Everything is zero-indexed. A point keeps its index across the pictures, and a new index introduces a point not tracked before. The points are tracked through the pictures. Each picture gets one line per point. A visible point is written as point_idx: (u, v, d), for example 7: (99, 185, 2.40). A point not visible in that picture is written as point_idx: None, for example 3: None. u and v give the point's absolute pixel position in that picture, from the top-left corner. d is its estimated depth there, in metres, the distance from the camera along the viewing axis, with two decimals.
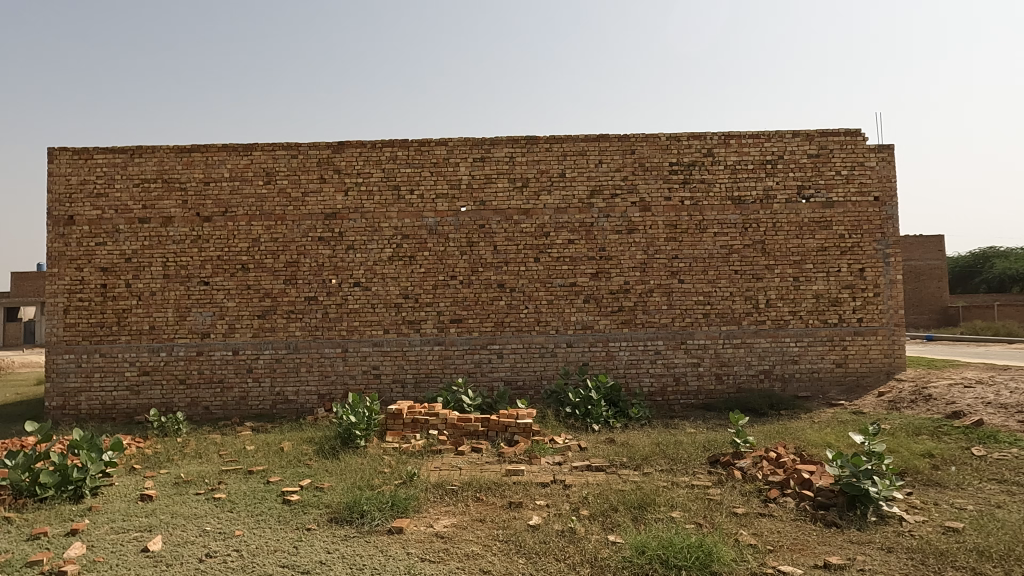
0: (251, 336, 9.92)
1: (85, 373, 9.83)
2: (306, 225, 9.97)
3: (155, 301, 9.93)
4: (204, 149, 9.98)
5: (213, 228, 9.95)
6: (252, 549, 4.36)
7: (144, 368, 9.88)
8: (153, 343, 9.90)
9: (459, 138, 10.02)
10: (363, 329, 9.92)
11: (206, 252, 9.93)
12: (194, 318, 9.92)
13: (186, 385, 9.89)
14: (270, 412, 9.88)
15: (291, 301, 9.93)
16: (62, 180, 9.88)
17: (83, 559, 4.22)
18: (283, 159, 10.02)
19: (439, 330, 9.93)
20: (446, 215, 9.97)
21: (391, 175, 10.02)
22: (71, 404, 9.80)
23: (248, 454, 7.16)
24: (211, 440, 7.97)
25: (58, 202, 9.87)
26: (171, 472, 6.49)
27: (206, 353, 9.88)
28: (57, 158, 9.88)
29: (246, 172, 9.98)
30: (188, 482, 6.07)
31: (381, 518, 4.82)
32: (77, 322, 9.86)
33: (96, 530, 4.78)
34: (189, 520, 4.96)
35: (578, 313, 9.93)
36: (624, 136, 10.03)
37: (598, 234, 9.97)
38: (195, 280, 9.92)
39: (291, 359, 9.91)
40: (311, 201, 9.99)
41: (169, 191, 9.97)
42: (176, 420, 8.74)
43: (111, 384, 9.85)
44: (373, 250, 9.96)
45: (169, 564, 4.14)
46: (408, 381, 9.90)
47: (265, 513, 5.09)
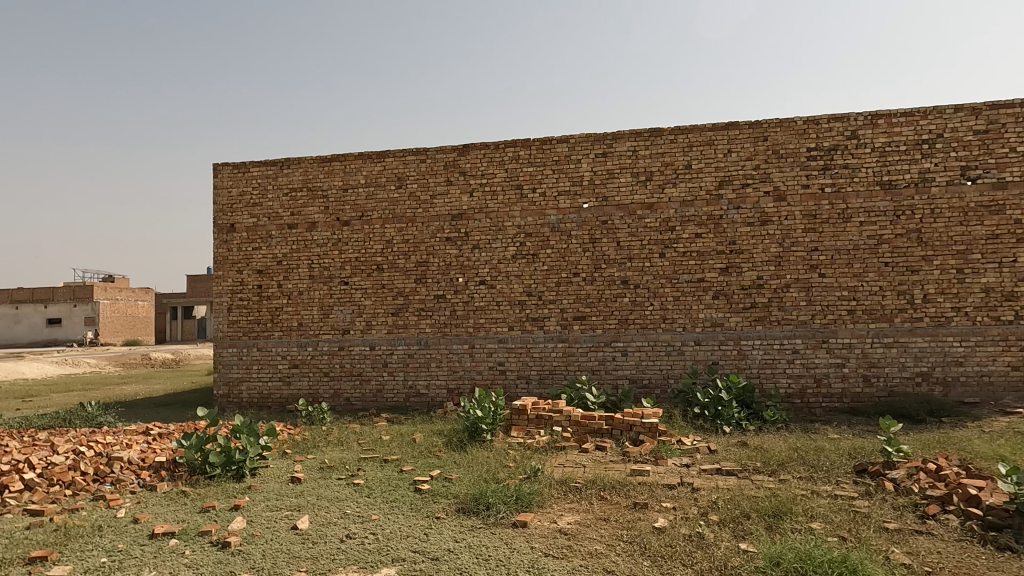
0: (386, 333, 10.51)
1: (245, 365, 10.93)
2: (434, 226, 10.40)
3: (302, 300, 10.81)
4: (343, 157, 10.71)
5: (351, 231, 10.66)
6: (386, 533, 4.62)
7: (294, 362, 10.79)
8: (301, 338, 10.79)
9: (580, 135, 9.98)
10: (489, 326, 10.18)
11: (346, 254, 10.66)
12: (336, 316, 10.69)
13: (330, 377, 10.68)
14: (404, 404, 10.42)
15: (421, 299, 10.41)
16: (225, 192, 11.06)
17: (243, 533, 4.68)
18: (412, 164, 10.51)
19: (563, 327, 9.95)
20: (568, 212, 9.97)
21: (515, 174, 10.18)
22: (234, 392, 10.95)
23: (384, 443, 7.60)
24: (351, 430, 8.55)
25: (222, 212, 11.05)
26: (317, 458, 7.04)
27: (347, 348, 10.62)
28: (221, 173, 11.07)
29: (380, 178, 10.59)
30: (332, 468, 6.55)
31: (506, 511, 4.92)
32: (239, 319, 10.98)
33: (254, 507, 5.29)
34: (332, 503, 5.36)
35: (708, 310, 9.53)
36: (755, 123, 9.48)
37: (728, 227, 9.50)
38: (336, 281, 10.70)
39: (423, 354, 10.39)
40: (439, 203, 10.40)
41: (313, 199, 10.81)
42: (321, 410, 9.45)
43: (267, 375, 10.86)
44: (498, 248, 10.18)
45: (315, 541, 4.49)
46: (533, 377, 10.02)
47: (399, 500, 5.37)
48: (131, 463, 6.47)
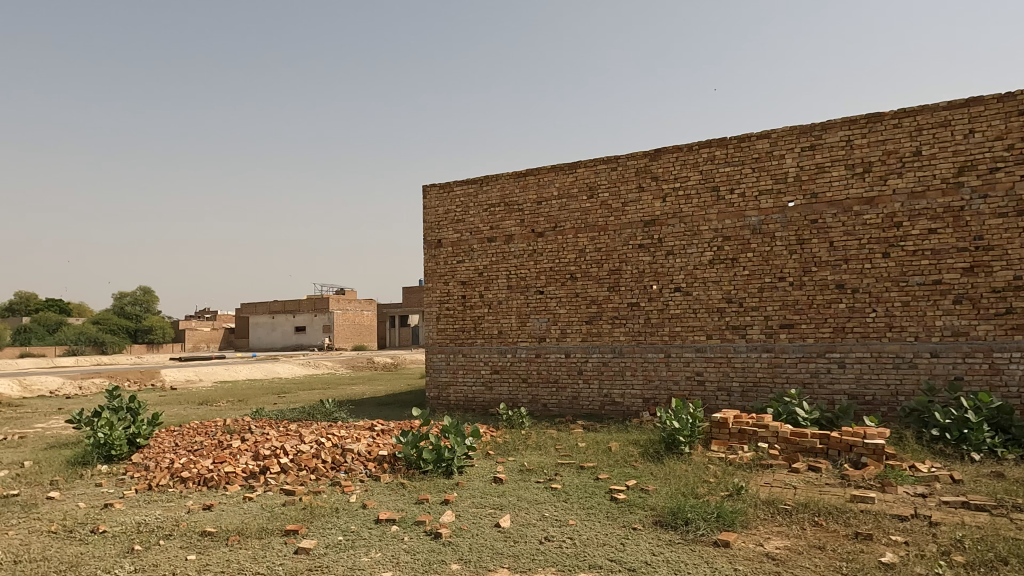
0: (580, 341, 10.68)
1: (452, 370, 11.81)
2: (627, 233, 10.34)
3: (502, 309, 11.41)
4: (537, 171, 11.14)
5: (546, 242, 11.02)
6: (583, 539, 4.68)
7: (495, 368, 11.41)
8: (501, 345, 11.38)
9: (783, 128, 9.28)
10: (685, 335, 9.85)
11: (541, 264, 11.04)
12: (533, 324, 11.11)
13: (527, 384, 11.12)
14: (599, 412, 10.47)
15: (615, 307, 10.41)
16: (433, 211, 12.10)
17: (453, 526, 5.06)
18: (604, 172, 10.58)
19: (768, 336, 9.28)
20: (771, 212, 9.30)
21: (710, 176, 9.76)
22: (443, 395, 11.88)
23: (580, 450, 7.71)
24: (549, 435, 8.81)
25: (431, 229, 12.11)
26: (517, 461, 7.36)
27: (544, 355, 10.98)
28: (430, 194, 12.15)
29: (572, 188, 10.82)
30: (531, 471, 6.81)
31: (706, 529, 4.72)
32: (446, 327, 11.91)
33: (462, 503, 5.69)
34: (531, 505, 5.57)
35: (946, 317, 8.24)
36: (1006, 95, 8.03)
37: (972, 220, 8.14)
38: (532, 290, 11.13)
39: (618, 363, 10.37)
40: (631, 210, 10.34)
41: (510, 212, 11.37)
42: (521, 414, 9.86)
43: (471, 379, 11.62)
44: (693, 254, 9.82)
45: (516, 540, 4.71)
46: (735, 390, 9.47)
47: (595, 508, 5.41)
48: (360, 454, 7.35)
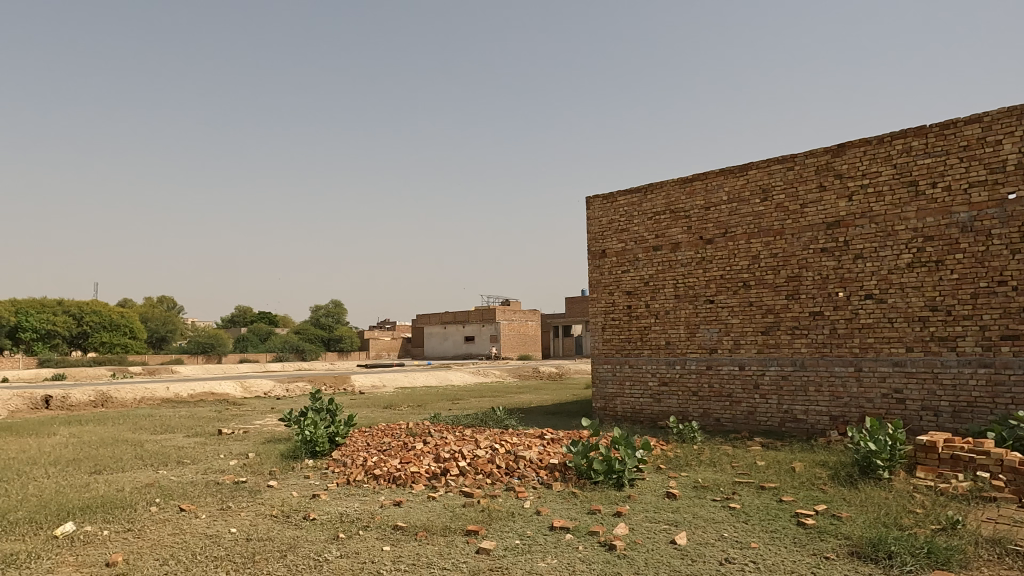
0: (756, 352, 10.08)
1: (619, 381, 11.73)
2: (807, 236, 9.61)
3: (669, 319, 11.13)
4: (704, 176, 10.77)
5: (715, 249, 10.59)
6: (768, 564, 4.42)
7: (663, 380, 11.15)
8: (669, 356, 11.10)
9: (999, 110, 8.07)
10: (880, 347, 8.90)
11: (711, 272, 10.62)
12: (703, 334, 10.71)
13: (698, 397, 10.71)
14: (779, 430, 9.78)
15: (794, 316, 9.70)
16: (597, 222, 12.18)
17: (627, 538, 5.03)
18: (778, 173, 9.95)
19: (985, 349, 8.07)
20: (987, 206, 8.10)
21: (906, 170, 8.76)
22: (610, 406, 11.85)
23: (760, 469, 7.26)
24: (723, 451, 8.41)
25: (595, 240, 12.18)
26: (690, 476, 7.12)
27: (715, 367, 10.52)
28: (593, 205, 12.26)
29: (743, 192, 10.30)
30: (706, 488, 6.55)
31: (914, 565, 4.22)
32: (612, 337, 11.88)
33: (635, 516, 5.63)
34: (708, 523, 5.36)
35: None
36: None
37: None
38: (702, 300, 10.73)
39: (799, 377, 9.63)
40: (811, 211, 9.59)
41: (677, 220, 11.09)
42: (692, 429, 9.52)
43: (639, 391, 11.45)
44: (887, 257, 8.86)
45: (694, 559, 4.56)
46: (944, 410, 8.35)
47: (780, 532, 5.07)
48: (532, 461, 7.57)
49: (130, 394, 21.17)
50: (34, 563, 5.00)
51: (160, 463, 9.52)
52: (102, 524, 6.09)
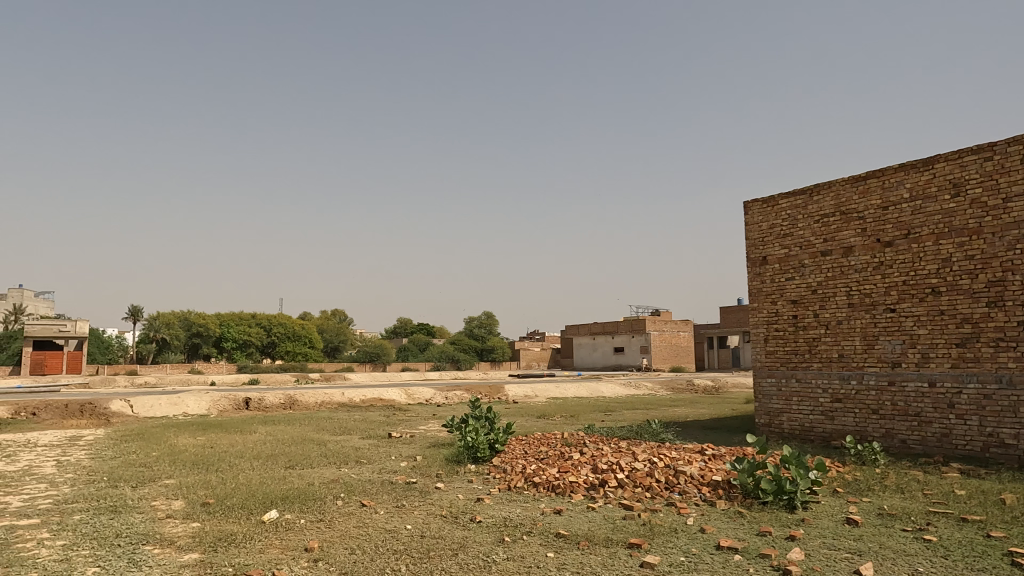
0: (949, 367, 8.99)
1: (785, 396, 11.01)
2: (1012, 235, 8.42)
3: (842, 330, 10.27)
4: (880, 173, 9.86)
5: (896, 252, 9.62)
6: None
7: (837, 396, 10.28)
8: (843, 370, 10.23)
9: None
10: None
11: (891, 278, 9.66)
12: (883, 347, 9.75)
13: (879, 415, 9.75)
14: (982, 456, 8.60)
15: (998, 327, 8.52)
16: (756, 227, 11.60)
17: (804, 564, 4.73)
18: (973, 165, 8.84)
19: None
20: None
21: None
22: (775, 422, 11.15)
23: (959, 499, 6.45)
24: (913, 477, 7.57)
25: (755, 246, 11.60)
26: (874, 503, 6.51)
27: (899, 384, 9.51)
28: (752, 209, 11.70)
29: (928, 188, 9.28)
30: (893, 517, 5.95)
31: None
32: (776, 349, 11.21)
33: (811, 541, 5.27)
34: (899, 555, 4.88)
35: None
36: None
37: None
38: (881, 308, 9.79)
39: (1006, 396, 8.42)
40: (1016, 206, 8.39)
41: (848, 222, 10.23)
42: (873, 450, 8.67)
43: (808, 408, 10.66)
44: None
45: None
46: None
47: (990, 572, 4.48)
48: (693, 477, 7.35)
49: (312, 398, 23.54)
50: (249, 544, 5.77)
51: (341, 461, 10.50)
52: (299, 513, 6.87)
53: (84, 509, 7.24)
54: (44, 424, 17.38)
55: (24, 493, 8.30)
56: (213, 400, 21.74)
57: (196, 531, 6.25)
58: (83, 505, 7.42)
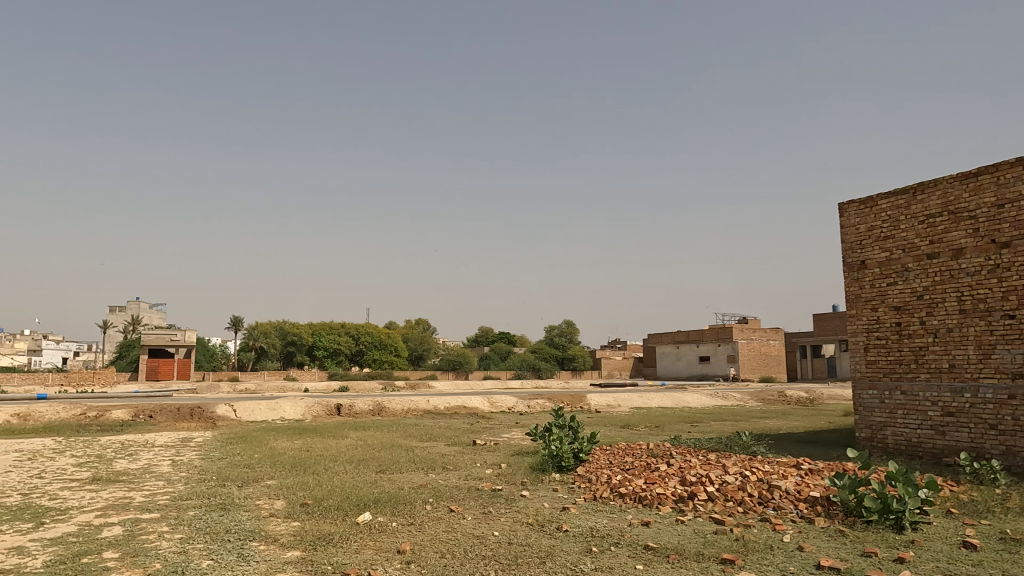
0: None
1: (888, 409, 10.34)
2: None
3: (953, 339, 9.55)
4: (993, 169, 9.13)
5: (1014, 254, 8.86)
6: None
7: (948, 410, 9.56)
8: (955, 382, 9.50)
9: None
10: None
11: (1008, 282, 8.91)
12: (1001, 356, 8.99)
13: (998, 431, 8.97)
14: None
15: None
16: (853, 230, 11.02)
17: None
18: None
19: None
20: None
21: None
22: (878, 437, 10.49)
23: None
24: None
25: (852, 250, 11.02)
26: (994, 526, 6.00)
27: (1021, 397, 8.72)
28: (848, 211, 11.13)
29: None
30: (1018, 542, 5.46)
31: None
32: (877, 359, 10.57)
33: (922, 565, 4.93)
34: None
35: None
36: None
37: None
38: (998, 315, 9.04)
39: None
40: None
41: (958, 222, 9.53)
42: (992, 469, 7.99)
43: (916, 422, 9.96)
44: None
45: None
46: None
47: None
48: (789, 492, 7.04)
49: (399, 405, 24.26)
50: (346, 544, 6.03)
51: (429, 467, 10.78)
52: (391, 516, 7.11)
53: (197, 505, 7.80)
54: (160, 426, 18.83)
55: (146, 489, 9.04)
56: (307, 406, 22.84)
57: (297, 530, 6.60)
58: (196, 502, 8.00)
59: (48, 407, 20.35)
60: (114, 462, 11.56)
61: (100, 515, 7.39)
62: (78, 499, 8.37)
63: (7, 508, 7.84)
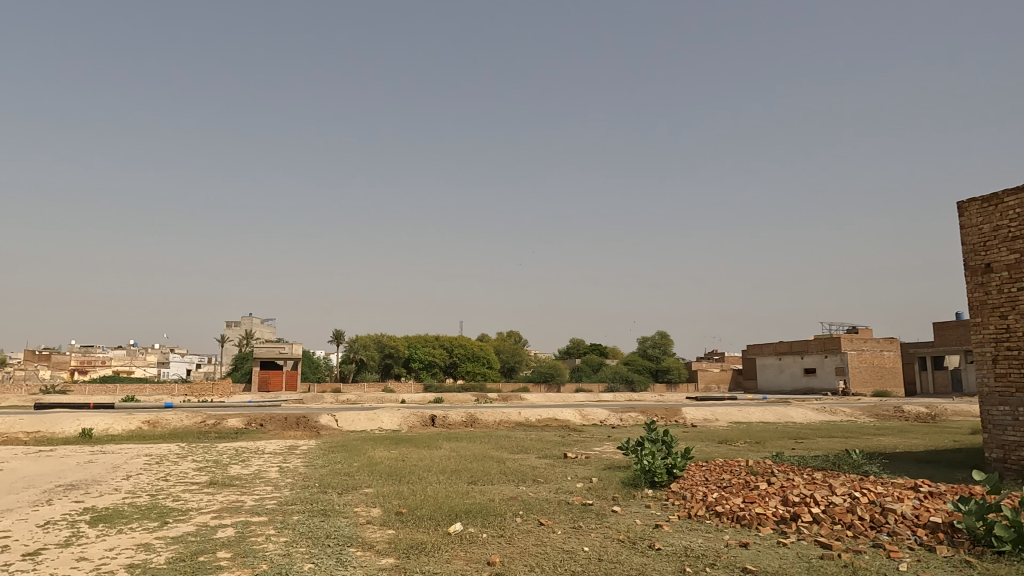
0: None
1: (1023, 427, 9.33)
2: None
3: None
4: None
5: None
6: None
7: None
8: None
9: None
10: None
11: None
12: None
13: None
14: None
15: None
16: (975, 231, 10.11)
17: None
18: None
19: None
20: None
21: None
22: (1011, 458, 9.48)
23: None
24: None
25: (974, 253, 10.10)
26: None
27: None
28: (969, 211, 10.22)
29: None
30: None
31: None
32: (1008, 372, 9.59)
33: None
34: None
35: None
36: None
37: None
38: None
39: None
40: None
41: None
42: None
43: None
44: None
45: None
46: None
47: None
48: (905, 517, 6.50)
49: (491, 416, 24.53)
50: (437, 553, 6.14)
51: (519, 479, 10.81)
52: (482, 527, 7.18)
53: (301, 511, 8.22)
54: (270, 435, 20.03)
55: (256, 494, 9.63)
56: (403, 417, 23.57)
57: (392, 537, 6.80)
58: (300, 507, 8.43)
59: (173, 415, 22.17)
60: (228, 468, 12.42)
61: (215, 517, 7.94)
62: (197, 501, 9.05)
63: (137, 507, 8.59)
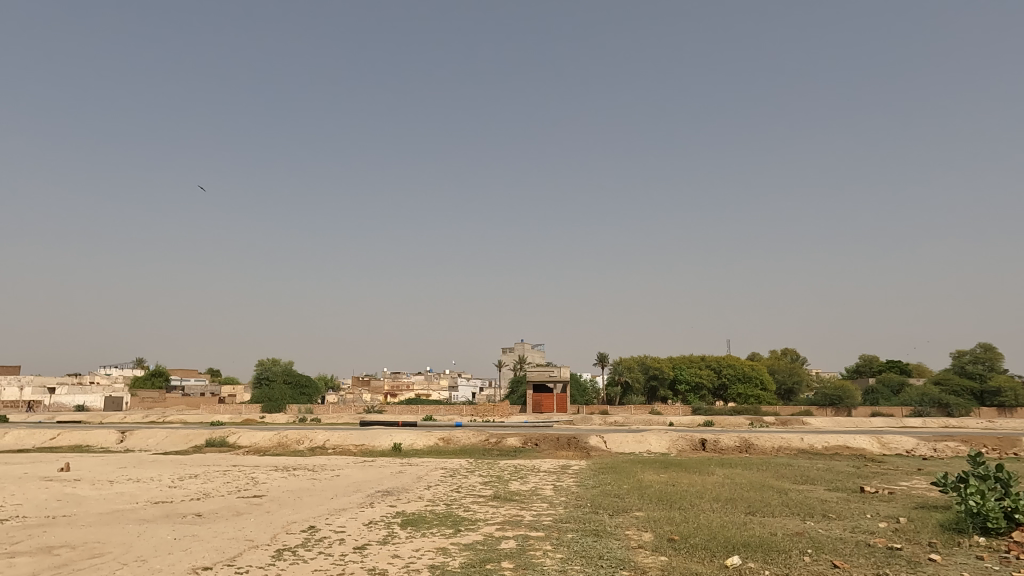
0: None
1: None
2: None
3: None
4: None
5: None
6: None
7: None
8: None
9: None
10: None
11: None
12: None
13: None
14: None
15: None
16: None
17: None
18: None
19: None
20: None
21: None
22: None
23: None
24: None
25: None
26: None
27: None
28: None
29: None
30: None
31: None
32: None
33: None
34: None
35: None
36: None
37: None
38: None
39: None
40: None
41: None
42: None
43: None
44: None
45: None
46: None
47: None
48: None
49: (768, 442, 22.62)
50: None
51: (806, 513, 9.73)
52: (764, 563, 6.62)
53: (574, 529, 8.49)
54: (545, 454, 21.24)
55: (533, 509, 10.21)
56: (672, 440, 23.00)
57: (666, 564, 6.63)
58: (574, 526, 8.70)
59: (463, 433, 24.79)
60: (509, 483, 13.41)
61: (499, 528, 8.63)
62: (483, 512, 9.93)
63: (436, 514, 9.75)
